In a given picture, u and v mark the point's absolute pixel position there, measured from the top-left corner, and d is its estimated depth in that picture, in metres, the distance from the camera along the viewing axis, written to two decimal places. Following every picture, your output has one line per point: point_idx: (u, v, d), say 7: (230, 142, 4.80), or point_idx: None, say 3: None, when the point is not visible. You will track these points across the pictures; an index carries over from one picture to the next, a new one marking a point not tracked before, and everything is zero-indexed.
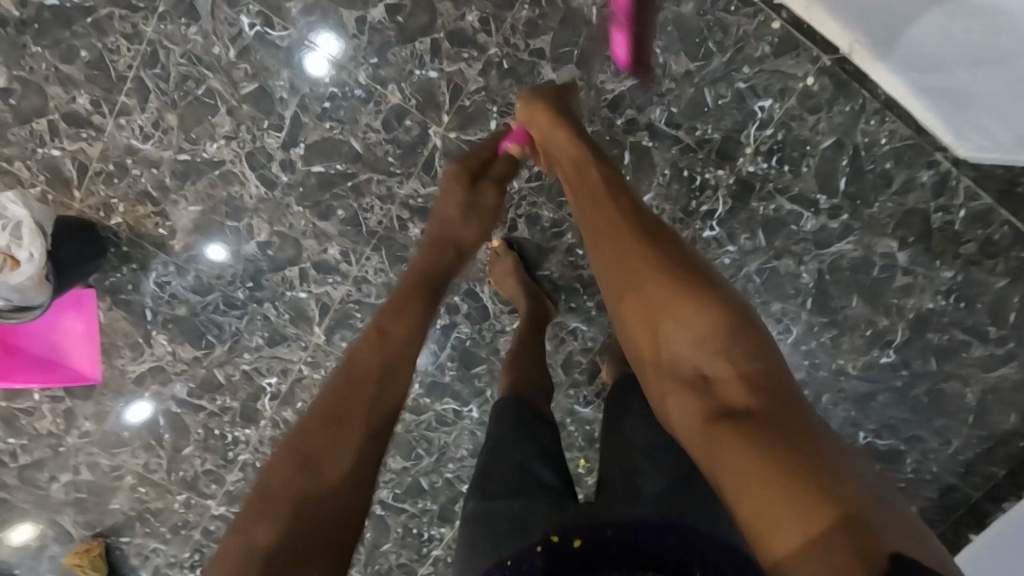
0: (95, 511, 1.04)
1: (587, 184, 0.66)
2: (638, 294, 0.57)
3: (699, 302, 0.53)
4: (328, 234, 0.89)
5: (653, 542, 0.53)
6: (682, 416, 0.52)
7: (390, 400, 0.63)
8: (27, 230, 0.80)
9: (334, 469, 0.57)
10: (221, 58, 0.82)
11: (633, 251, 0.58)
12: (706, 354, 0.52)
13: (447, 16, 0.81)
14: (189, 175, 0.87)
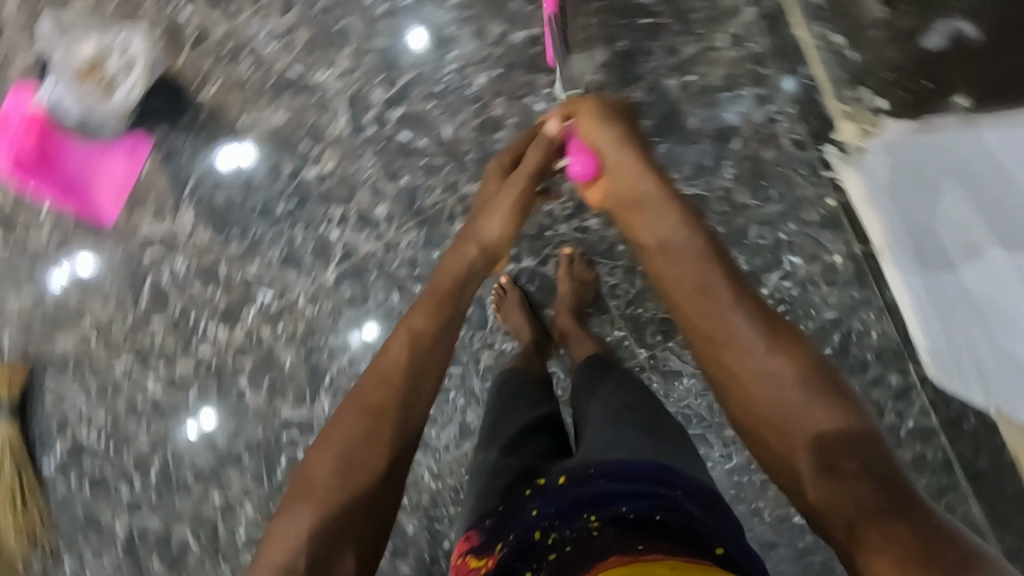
0: (37, 340, 1.04)
1: (674, 248, 0.65)
2: (743, 379, 0.57)
3: (817, 384, 0.54)
4: (383, 194, 0.95)
5: (653, 476, 0.60)
6: (816, 509, 0.50)
7: (419, 399, 0.65)
8: (138, 71, 0.88)
9: (357, 469, 0.60)
10: (369, 8, 0.91)
11: (739, 329, 0.58)
12: (826, 443, 0.51)
13: (572, 65, 0.88)
14: (290, 87, 0.92)
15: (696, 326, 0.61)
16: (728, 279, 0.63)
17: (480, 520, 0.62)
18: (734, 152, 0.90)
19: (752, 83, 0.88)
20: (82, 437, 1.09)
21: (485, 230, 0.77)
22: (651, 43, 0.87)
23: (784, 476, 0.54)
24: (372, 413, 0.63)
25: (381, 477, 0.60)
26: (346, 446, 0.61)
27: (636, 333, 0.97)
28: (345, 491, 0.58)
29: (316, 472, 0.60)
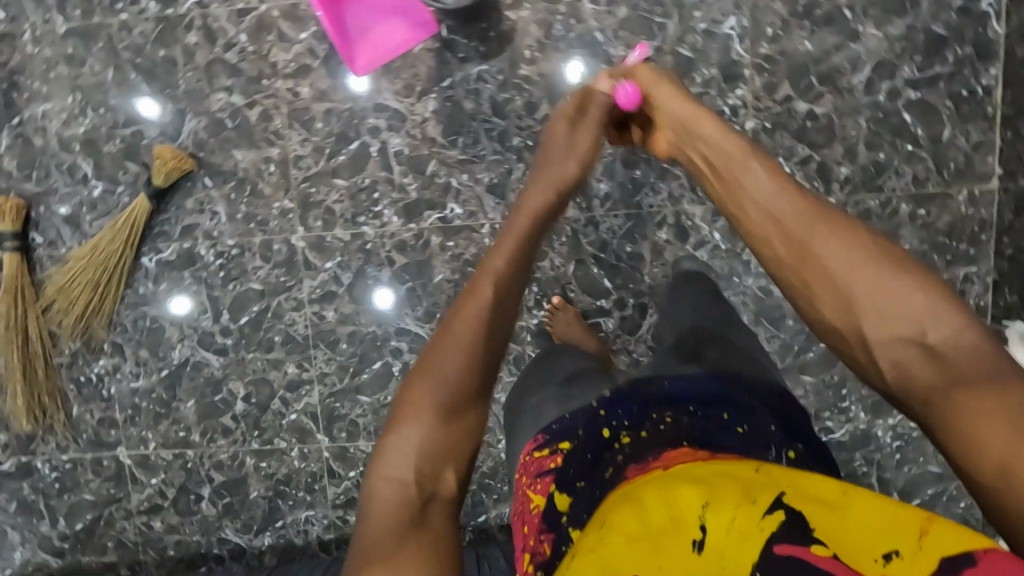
0: (220, 142, 1.03)
1: (751, 181, 0.64)
2: (816, 274, 0.56)
3: (893, 264, 0.54)
4: (612, 174, 0.99)
5: (702, 394, 0.64)
6: (903, 378, 0.50)
7: (495, 340, 0.62)
8: None
9: (438, 395, 0.58)
10: (692, 19, 0.95)
11: (812, 239, 0.57)
12: (908, 320, 0.51)
13: (832, 152, 0.95)
14: (587, 47, 0.97)
15: (768, 252, 0.60)
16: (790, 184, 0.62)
17: (548, 425, 0.66)
18: None
19: (968, 243, 0.96)
20: (199, 250, 1.06)
21: (561, 168, 0.79)
22: (904, 166, 0.95)
23: (855, 359, 0.54)
24: (463, 344, 0.60)
25: (469, 402, 0.59)
26: (439, 378, 0.59)
27: None
28: (448, 416, 0.58)
29: (412, 397, 0.59)
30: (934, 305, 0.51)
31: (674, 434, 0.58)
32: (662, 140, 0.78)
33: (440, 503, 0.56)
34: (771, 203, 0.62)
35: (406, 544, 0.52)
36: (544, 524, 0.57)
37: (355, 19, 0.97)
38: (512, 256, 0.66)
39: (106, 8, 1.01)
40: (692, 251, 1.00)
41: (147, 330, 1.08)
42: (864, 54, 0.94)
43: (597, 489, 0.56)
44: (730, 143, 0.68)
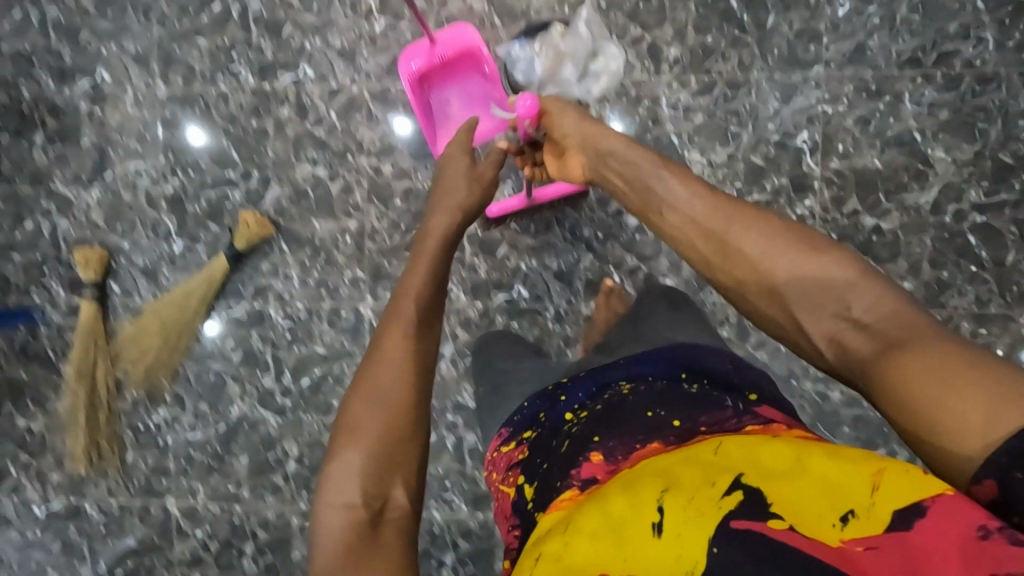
0: (300, 211, 1.07)
1: (656, 185, 0.69)
2: (732, 264, 0.60)
3: (792, 239, 0.58)
4: (678, 270, 1.02)
5: (654, 372, 0.68)
6: (842, 355, 0.53)
7: (419, 343, 0.63)
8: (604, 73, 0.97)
9: (366, 407, 0.58)
10: (765, 131, 0.98)
11: (719, 230, 0.62)
12: (825, 291, 0.54)
13: (898, 266, 0.97)
14: (662, 149, 1.00)
15: (689, 251, 0.65)
16: (684, 179, 0.67)
17: (512, 420, 0.74)
18: None
19: None
20: (269, 310, 1.09)
21: (470, 184, 0.81)
22: (968, 285, 0.96)
23: (798, 344, 0.57)
24: (383, 362, 0.61)
25: (404, 399, 0.59)
26: (375, 391, 0.59)
27: None
28: (387, 434, 0.57)
29: (349, 426, 0.58)
30: (847, 271, 0.54)
31: (626, 408, 0.60)
32: (575, 163, 0.81)
33: (395, 523, 0.54)
34: (682, 207, 0.66)
35: (361, 563, 0.50)
36: (516, 504, 0.61)
37: (443, 101, 1.00)
38: (429, 281, 0.69)
39: (206, 78, 1.07)
40: (752, 350, 1.02)
41: (209, 384, 1.11)
42: (933, 175, 0.96)
43: (552, 459, 0.59)
44: (636, 152, 0.72)
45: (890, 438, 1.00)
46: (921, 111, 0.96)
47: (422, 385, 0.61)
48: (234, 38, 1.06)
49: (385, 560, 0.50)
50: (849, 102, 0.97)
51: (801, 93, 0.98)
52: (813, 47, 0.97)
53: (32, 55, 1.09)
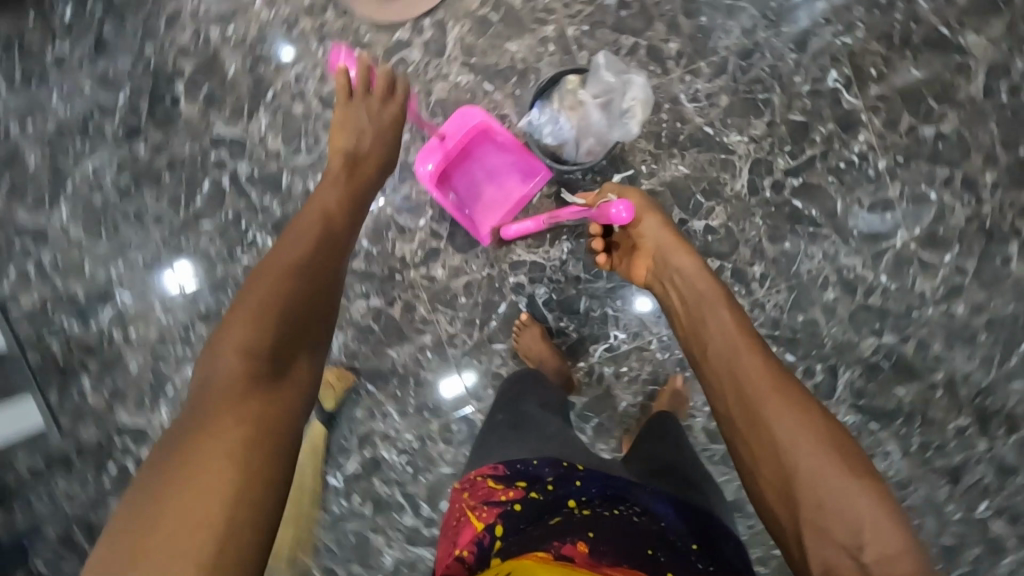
0: (370, 346, 1.02)
1: (711, 329, 0.76)
2: (761, 440, 0.67)
3: (838, 458, 0.63)
4: (763, 254, 0.98)
5: (666, 506, 0.70)
6: (827, 564, 0.58)
7: (346, 243, 0.75)
8: (623, 114, 0.90)
9: (286, 274, 0.66)
10: (794, 86, 0.96)
11: (763, 402, 0.68)
12: (841, 505, 0.60)
13: (973, 164, 0.95)
14: (701, 144, 0.96)
15: (719, 399, 0.72)
16: (761, 348, 0.74)
17: (513, 461, 0.73)
18: None
19: None
20: (383, 454, 1.03)
21: (380, 121, 0.85)
22: None
23: (783, 530, 0.63)
24: (318, 243, 0.71)
25: (322, 279, 0.69)
26: (298, 266, 0.68)
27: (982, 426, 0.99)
28: (292, 306, 0.64)
29: (265, 279, 0.66)
30: (867, 507, 0.59)
31: (632, 531, 0.64)
32: (641, 266, 0.87)
33: (291, 384, 0.61)
34: (741, 362, 0.72)
35: (249, 401, 0.57)
36: (478, 540, 0.65)
37: (466, 184, 0.96)
38: (347, 195, 0.79)
39: (225, 258, 1.01)
40: (865, 300, 0.98)
41: (354, 546, 1.02)
42: (972, 64, 0.94)
43: (529, 537, 0.62)
44: (705, 284, 0.79)
45: None
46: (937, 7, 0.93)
47: (335, 279, 0.71)
48: (236, 208, 1.00)
49: (263, 419, 0.57)
50: (863, 28, 0.95)
51: (814, 37, 0.95)
52: None
53: (43, 305, 1.02)
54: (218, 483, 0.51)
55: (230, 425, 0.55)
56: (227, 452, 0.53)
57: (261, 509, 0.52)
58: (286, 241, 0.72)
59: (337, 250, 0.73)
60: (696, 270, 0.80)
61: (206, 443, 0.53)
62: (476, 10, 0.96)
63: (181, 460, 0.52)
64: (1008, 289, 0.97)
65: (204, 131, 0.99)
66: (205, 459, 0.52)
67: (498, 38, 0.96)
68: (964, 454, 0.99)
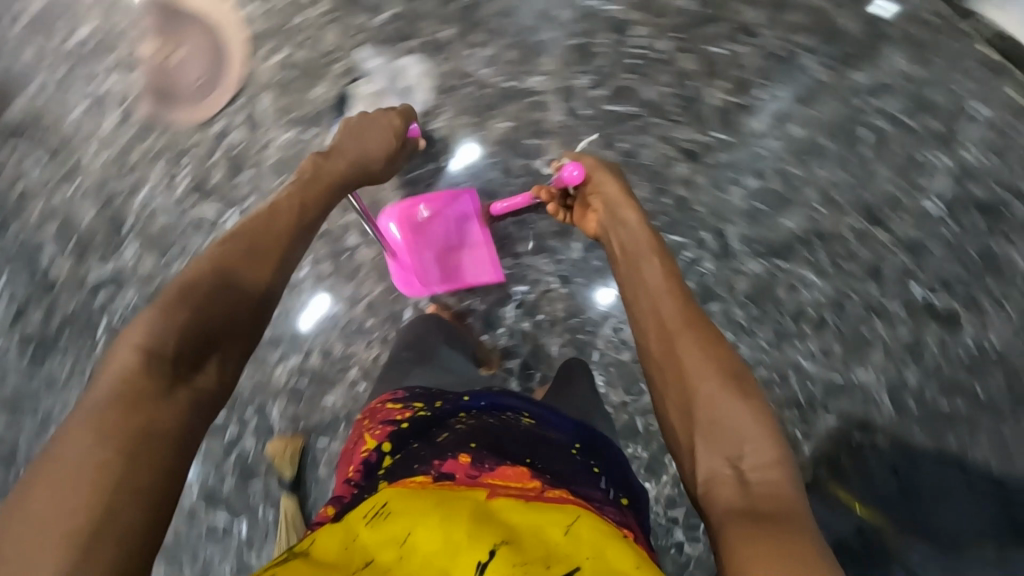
0: (307, 404, 1.05)
1: (648, 281, 0.80)
2: (675, 372, 0.70)
3: (739, 386, 0.65)
4: (607, 162, 1.05)
5: (563, 432, 0.78)
6: (714, 475, 0.60)
7: (286, 257, 0.73)
8: (419, 91, 1.05)
9: (230, 289, 0.65)
10: (561, 18, 1.06)
11: (680, 340, 0.71)
12: (735, 422, 0.62)
13: (737, 12, 1.05)
14: (509, 98, 1.06)
15: (648, 343, 0.76)
16: (685, 298, 0.77)
17: (410, 387, 0.84)
18: (893, 38, 1.04)
19: None
20: None
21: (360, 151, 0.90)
22: None
23: (684, 454, 0.66)
24: (251, 248, 0.70)
25: (248, 288, 0.67)
26: (229, 271, 0.67)
27: (871, 218, 1.04)
28: (200, 314, 0.61)
29: (187, 287, 0.62)
30: (755, 425, 0.62)
31: (523, 444, 0.71)
32: (589, 221, 0.95)
33: (189, 388, 0.56)
34: (670, 307, 0.76)
35: (141, 395, 0.52)
36: (367, 459, 0.70)
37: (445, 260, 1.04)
38: (287, 200, 0.78)
39: None
40: (713, 161, 1.05)
41: None
42: None
43: (423, 454, 0.67)
44: (642, 238, 0.85)
45: (862, 118, 1.05)
46: None
47: (263, 292, 0.68)
48: None
49: (157, 423, 0.52)
50: None
51: None
52: None
53: None
54: (97, 475, 0.46)
55: (117, 420, 0.50)
56: (113, 449, 0.48)
57: (149, 510, 0.47)
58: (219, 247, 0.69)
59: (275, 262, 0.71)
60: (638, 227, 0.87)
61: (87, 421, 0.49)
62: (272, 77, 1.06)
63: (65, 450, 0.48)
64: (824, 95, 1.05)
65: (83, 282, 1.05)
66: (75, 437, 0.48)
67: (301, 91, 1.05)
68: (868, 250, 1.04)
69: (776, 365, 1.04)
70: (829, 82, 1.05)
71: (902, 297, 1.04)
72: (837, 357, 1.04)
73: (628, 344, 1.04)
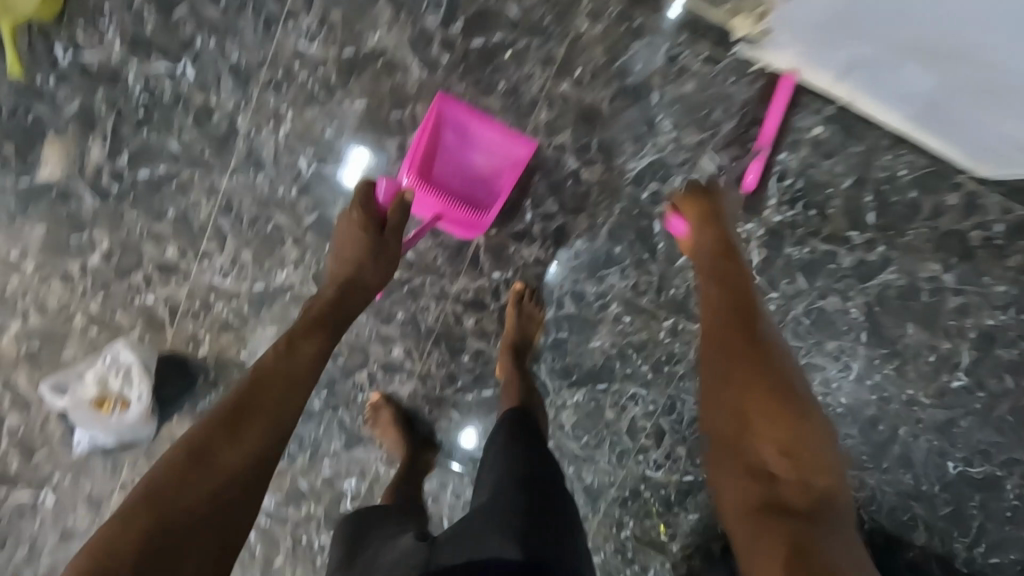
0: None
1: (735, 271, 0.71)
2: (726, 354, 0.62)
3: (793, 406, 0.56)
4: (391, 336, 0.96)
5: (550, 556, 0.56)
6: (736, 496, 0.53)
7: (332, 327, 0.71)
8: (137, 372, 0.93)
9: (269, 388, 0.62)
10: (285, 197, 0.91)
11: (746, 328, 0.64)
12: (790, 430, 0.54)
13: None
14: (265, 301, 0.94)
15: (709, 309, 0.69)
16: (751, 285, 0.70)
17: None
18: (662, 106, 0.88)
19: (635, 39, 0.86)
20: None
21: (350, 250, 0.77)
22: (525, 67, 0.87)
23: (722, 449, 0.57)
24: (319, 320, 0.71)
25: (299, 377, 0.64)
26: (273, 356, 0.65)
27: (685, 313, 0.94)
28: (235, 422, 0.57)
29: (215, 466, 0.53)
30: (809, 440, 0.54)
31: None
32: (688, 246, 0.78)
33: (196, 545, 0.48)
34: (734, 291, 0.69)
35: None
36: None
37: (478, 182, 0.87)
38: (326, 293, 0.75)
39: None
40: (501, 304, 0.94)
41: None
42: (396, 56, 0.87)
43: None
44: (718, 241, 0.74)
45: (650, 206, 0.90)
46: (323, 40, 0.87)
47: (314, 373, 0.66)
48: None
49: None
50: (288, 107, 0.89)
51: (261, 147, 0.90)
52: (217, 115, 0.89)
53: None
54: None
55: None
56: None
57: None
58: (228, 419, 0.57)
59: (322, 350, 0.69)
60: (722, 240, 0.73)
61: None
62: (19, 351, 0.96)
63: None
64: (600, 196, 0.90)
65: None
66: None
67: (51, 358, 0.96)
68: (690, 349, 0.94)
69: (626, 484, 1.00)
70: (600, 178, 0.90)
71: None
72: (684, 458, 0.98)
73: None
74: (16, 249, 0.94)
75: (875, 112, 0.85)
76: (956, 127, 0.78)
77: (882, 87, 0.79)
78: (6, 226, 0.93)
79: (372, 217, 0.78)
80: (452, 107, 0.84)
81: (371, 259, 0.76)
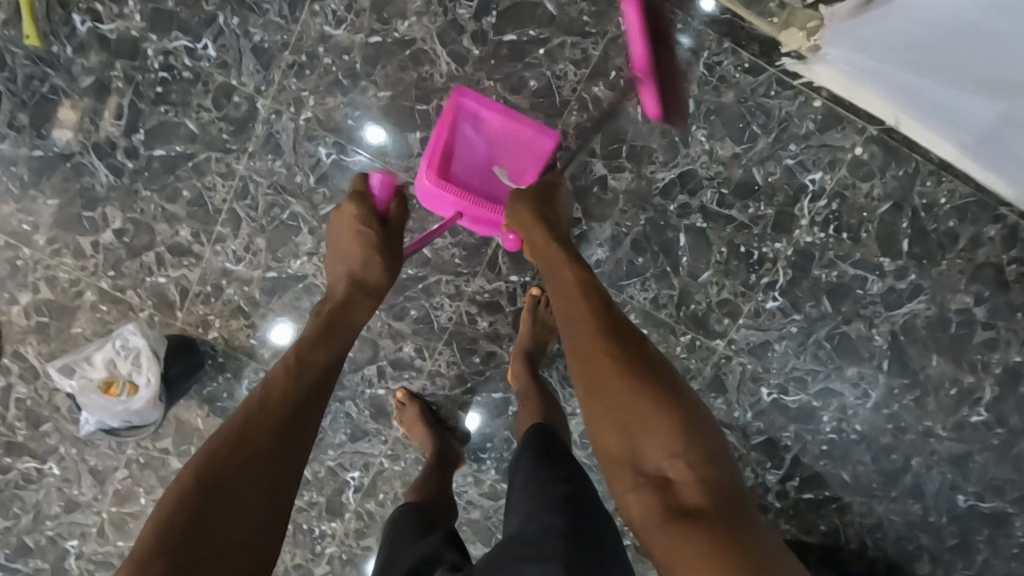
0: None
1: (559, 271, 0.66)
2: (588, 358, 0.57)
3: (667, 393, 0.53)
4: (403, 333, 0.94)
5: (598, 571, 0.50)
6: (641, 510, 0.50)
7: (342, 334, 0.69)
8: (144, 358, 0.89)
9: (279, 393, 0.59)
10: (302, 185, 0.89)
11: (606, 320, 0.59)
12: (670, 425, 0.51)
13: None
14: (276, 289, 0.92)
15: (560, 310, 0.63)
16: (583, 275, 0.65)
17: None
18: (697, 116, 0.85)
19: (674, 45, 0.84)
20: None
21: (353, 253, 0.74)
22: (557, 67, 0.84)
23: (616, 458, 0.54)
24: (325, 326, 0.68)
25: (309, 383, 0.61)
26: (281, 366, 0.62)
27: (703, 329, 0.91)
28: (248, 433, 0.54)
29: (231, 483, 0.50)
30: (691, 429, 0.52)
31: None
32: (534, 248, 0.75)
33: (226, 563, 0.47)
34: (563, 301, 0.63)
35: None
36: None
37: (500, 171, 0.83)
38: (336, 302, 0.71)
39: None
40: (516, 308, 0.92)
41: None
42: (424, 47, 0.84)
43: None
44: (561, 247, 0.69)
45: (676, 218, 0.88)
46: (351, 28, 0.85)
47: (325, 380, 0.63)
48: None
49: None
50: (310, 93, 0.86)
51: (281, 133, 0.87)
52: (236, 97, 0.87)
53: None
54: None
55: None
56: None
57: None
58: (240, 434, 0.53)
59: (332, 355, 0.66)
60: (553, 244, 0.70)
61: None
62: (27, 322, 0.95)
63: None
64: (625, 204, 0.88)
65: None
66: None
67: (60, 332, 0.94)
68: (706, 364, 0.93)
69: None
70: (628, 186, 0.87)
71: (750, 404, 0.94)
72: None
73: (474, 504, 0.97)
74: (27, 220, 0.92)
75: (925, 134, 0.83)
76: (1010, 154, 0.76)
77: (935, 110, 0.77)
78: (18, 196, 0.91)
79: (372, 212, 0.74)
80: (467, 97, 0.81)
81: (377, 255, 0.73)
